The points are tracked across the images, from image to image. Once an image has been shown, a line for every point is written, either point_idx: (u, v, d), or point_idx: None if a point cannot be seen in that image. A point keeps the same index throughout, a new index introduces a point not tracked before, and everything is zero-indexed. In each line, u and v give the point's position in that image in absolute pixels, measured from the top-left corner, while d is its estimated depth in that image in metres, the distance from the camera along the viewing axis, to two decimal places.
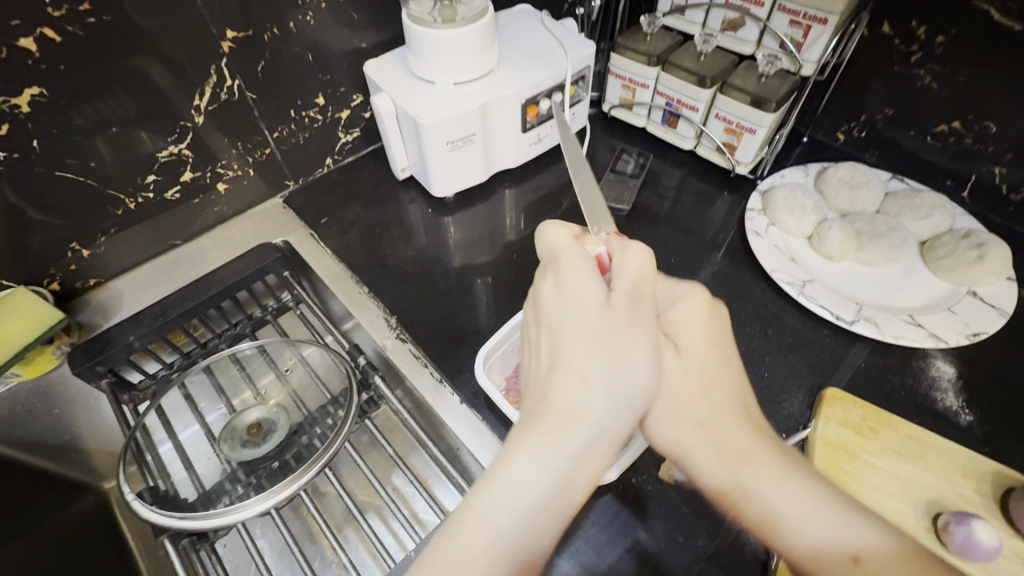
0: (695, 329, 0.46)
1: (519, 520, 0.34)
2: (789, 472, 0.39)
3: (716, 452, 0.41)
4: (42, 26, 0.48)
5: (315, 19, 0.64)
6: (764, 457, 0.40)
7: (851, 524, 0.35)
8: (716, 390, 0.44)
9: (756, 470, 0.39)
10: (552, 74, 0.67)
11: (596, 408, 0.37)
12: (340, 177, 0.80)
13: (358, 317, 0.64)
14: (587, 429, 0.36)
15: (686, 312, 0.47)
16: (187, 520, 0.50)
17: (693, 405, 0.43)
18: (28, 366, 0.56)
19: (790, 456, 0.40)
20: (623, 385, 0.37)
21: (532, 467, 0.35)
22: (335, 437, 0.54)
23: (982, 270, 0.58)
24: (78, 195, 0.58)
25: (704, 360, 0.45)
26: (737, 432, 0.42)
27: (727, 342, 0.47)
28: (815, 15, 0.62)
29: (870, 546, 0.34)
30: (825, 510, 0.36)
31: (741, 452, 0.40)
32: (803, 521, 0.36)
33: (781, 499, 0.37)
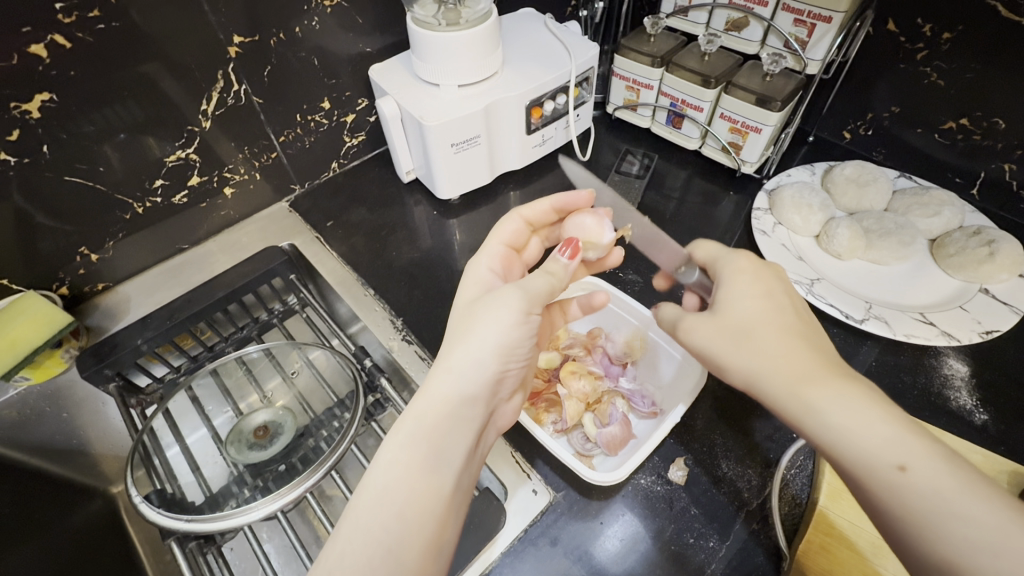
0: (745, 277, 0.42)
1: (397, 502, 0.35)
2: (846, 386, 0.35)
3: (775, 376, 0.37)
4: (52, 32, 0.48)
5: (321, 24, 0.65)
6: (818, 372, 0.36)
7: (902, 436, 0.33)
8: (774, 322, 0.39)
9: (812, 387, 0.36)
10: (556, 76, 0.67)
11: (448, 384, 0.40)
12: (345, 181, 0.80)
13: (364, 319, 0.64)
14: (438, 405, 0.39)
15: (735, 267, 0.44)
16: (195, 523, 0.50)
17: (751, 337, 0.39)
18: (36, 369, 0.57)
19: (851, 375, 0.36)
20: (472, 353, 0.41)
21: (395, 453, 0.37)
22: (341, 440, 0.53)
23: (994, 267, 0.58)
24: (88, 200, 0.58)
25: (765, 301, 0.41)
26: (798, 355, 0.38)
27: (782, 287, 0.42)
28: (820, 14, 0.62)
29: (921, 461, 0.32)
30: (881, 427, 0.33)
31: (800, 374, 0.37)
32: (856, 434, 0.33)
33: (840, 417, 0.34)
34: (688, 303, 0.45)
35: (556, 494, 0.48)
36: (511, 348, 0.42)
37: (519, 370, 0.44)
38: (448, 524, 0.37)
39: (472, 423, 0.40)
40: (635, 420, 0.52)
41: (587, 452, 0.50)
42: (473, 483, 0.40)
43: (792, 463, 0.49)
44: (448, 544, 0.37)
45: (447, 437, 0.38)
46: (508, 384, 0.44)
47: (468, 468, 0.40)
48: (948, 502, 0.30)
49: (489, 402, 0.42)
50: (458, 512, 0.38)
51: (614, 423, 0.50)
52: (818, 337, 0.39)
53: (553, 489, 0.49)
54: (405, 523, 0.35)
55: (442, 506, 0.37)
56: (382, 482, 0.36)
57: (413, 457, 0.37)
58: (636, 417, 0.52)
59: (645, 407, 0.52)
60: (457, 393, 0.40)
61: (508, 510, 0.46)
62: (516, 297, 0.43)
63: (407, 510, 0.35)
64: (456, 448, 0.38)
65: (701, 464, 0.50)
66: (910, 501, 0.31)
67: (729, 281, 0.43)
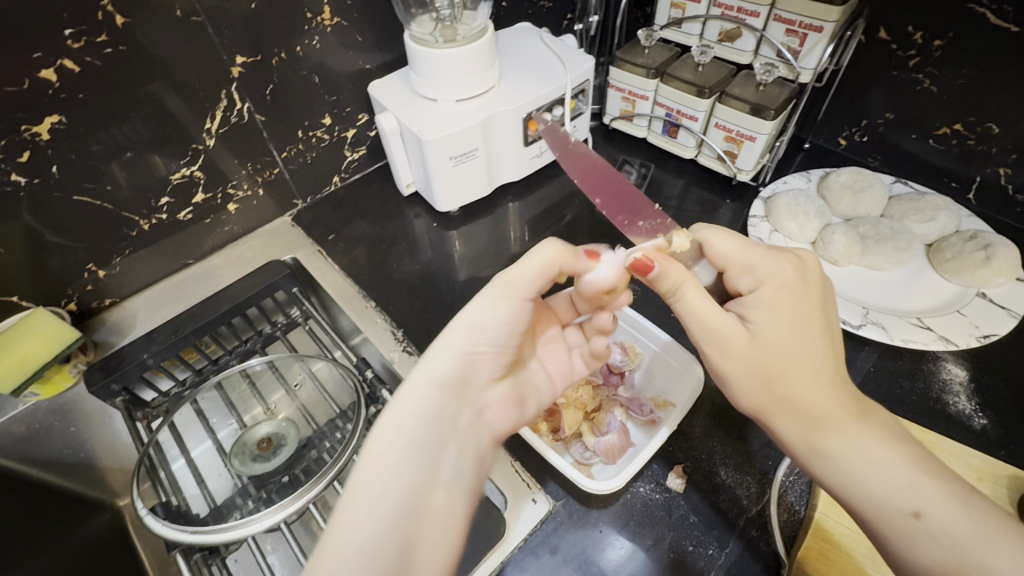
0: (781, 308, 0.40)
1: (377, 499, 0.34)
2: (863, 435, 0.38)
3: (794, 421, 0.39)
4: (62, 57, 0.50)
5: (321, 43, 0.66)
6: (840, 421, 0.39)
7: (914, 486, 0.36)
8: (799, 367, 0.39)
9: (834, 438, 0.38)
10: (552, 89, 0.68)
11: (420, 373, 0.41)
12: (346, 195, 0.82)
13: (365, 331, 0.65)
14: (411, 394, 0.40)
15: (776, 293, 0.40)
16: (199, 534, 0.50)
17: (772, 384, 0.40)
18: (46, 384, 0.58)
19: (867, 418, 0.39)
20: (445, 343, 0.42)
21: (373, 452, 0.36)
22: (344, 450, 0.54)
23: (991, 271, 0.58)
24: (96, 218, 0.60)
25: (785, 339, 0.39)
26: (823, 400, 0.39)
27: (818, 313, 0.40)
28: (811, 24, 0.62)
29: (931, 505, 0.35)
30: (893, 471, 0.37)
31: (821, 418, 0.39)
32: (872, 483, 0.37)
33: (852, 463, 0.38)
34: (710, 330, 0.41)
35: (556, 503, 0.49)
36: (479, 329, 0.42)
37: (492, 355, 0.44)
38: (426, 523, 0.35)
39: (447, 409, 0.40)
40: (633, 428, 0.52)
41: (585, 461, 0.50)
42: (460, 479, 0.38)
43: (793, 469, 0.49)
44: (430, 545, 0.34)
45: (422, 432, 0.38)
46: (483, 368, 0.43)
47: (449, 463, 0.38)
48: (958, 546, 0.34)
49: (463, 388, 0.42)
50: (441, 509, 0.36)
51: (612, 431, 0.50)
52: (843, 379, 0.40)
53: (553, 498, 0.49)
54: (379, 524, 0.34)
55: (420, 503, 0.35)
56: (358, 481, 0.35)
57: (388, 450, 0.37)
58: (634, 426, 0.52)
59: (643, 414, 0.52)
60: (428, 381, 0.40)
61: (508, 520, 0.47)
62: (495, 280, 0.44)
63: (382, 509, 0.34)
64: (432, 444, 0.38)
65: (701, 471, 0.50)
66: (923, 545, 0.35)
67: (752, 306, 0.41)
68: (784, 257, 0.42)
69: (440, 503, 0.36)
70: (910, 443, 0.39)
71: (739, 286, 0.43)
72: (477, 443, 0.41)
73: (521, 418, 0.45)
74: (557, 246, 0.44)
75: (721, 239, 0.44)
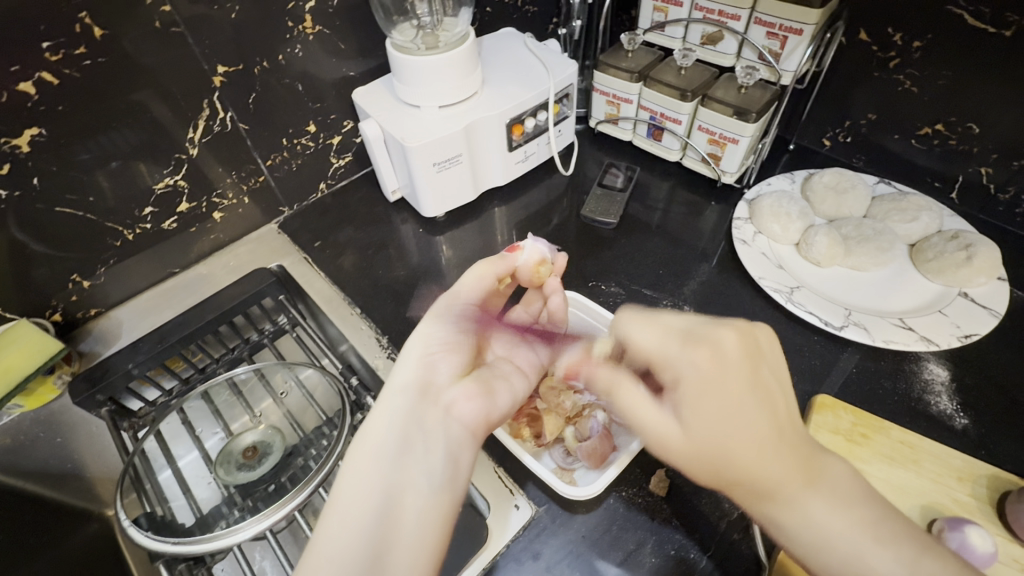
0: (710, 404, 0.36)
1: (352, 508, 0.38)
2: (818, 504, 0.35)
3: (748, 505, 0.36)
4: (41, 69, 0.50)
5: (304, 51, 0.66)
6: (794, 494, 0.35)
7: (865, 551, 0.34)
8: (744, 454, 0.35)
9: (786, 511, 0.35)
10: (535, 94, 0.69)
11: (387, 389, 0.45)
12: (333, 202, 0.82)
13: (351, 338, 0.65)
14: (379, 408, 0.44)
15: (699, 388, 0.36)
16: (181, 545, 0.50)
17: (716, 472, 0.35)
18: (30, 396, 0.58)
19: (818, 482, 0.36)
20: (404, 358, 0.47)
21: (348, 465, 0.40)
22: (328, 458, 0.54)
23: (972, 271, 0.58)
24: (80, 228, 0.60)
25: (722, 434, 0.35)
26: (776, 480, 0.35)
27: (749, 396, 0.36)
28: (790, 27, 0.63)
29: (882, 568, 0.34)
30: (846, 537, 0.35)
31: (770, 492, 0.35)
32: (826, 550, 0.35)
33: (809, 533, 0.35)
34: (647, 428, 0.38)
35: (538, 508, 0.49)
36: (430, 335, 0.47)
37: (447, 354, 0.47)
38: (397, 522, 0.37)
39: (409, 412, 0.43)
40: (616, 430, 0.52)
41: (568, 467, 0.50)
42: (433, 478, 0.40)
43: None
44: (404, 541, 0.37)
45: (388, 437, 0.41)
46: (443, 367, 0.46)
47: (418, 463, 0.40)
48: None
49: (426, 392, 0.44)
50: (413, 508, 0.38)
51: (594, 435, 0.50)
52: (795, 450, 0.36)
53: (535, 503, 0.49)
54: (350, 531, 0.37)
55: (389, 503, 0.38)
56: (336, 493, 0.39)
57: (358, 460, 0.40)
58: (618, 428, 0.51)
59: None
60: (393, 392, 0.44)
61: (490, 525, 0.47)
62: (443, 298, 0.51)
63: (353, 518, 0.37)
64: (401, 446, 0.41)
65: (683, 475, 0.50)
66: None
67: (681, 405, 0.37)
68: (700, 347, 0.37)
69: (413, 502, 0.38)
70: (863, 502, 0.36)
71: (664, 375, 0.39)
72: (447, 440, 0.42)
73: (492, 407, 0.45)
74: (484, 262, 0.53)
75: (642, 328, 0.41)
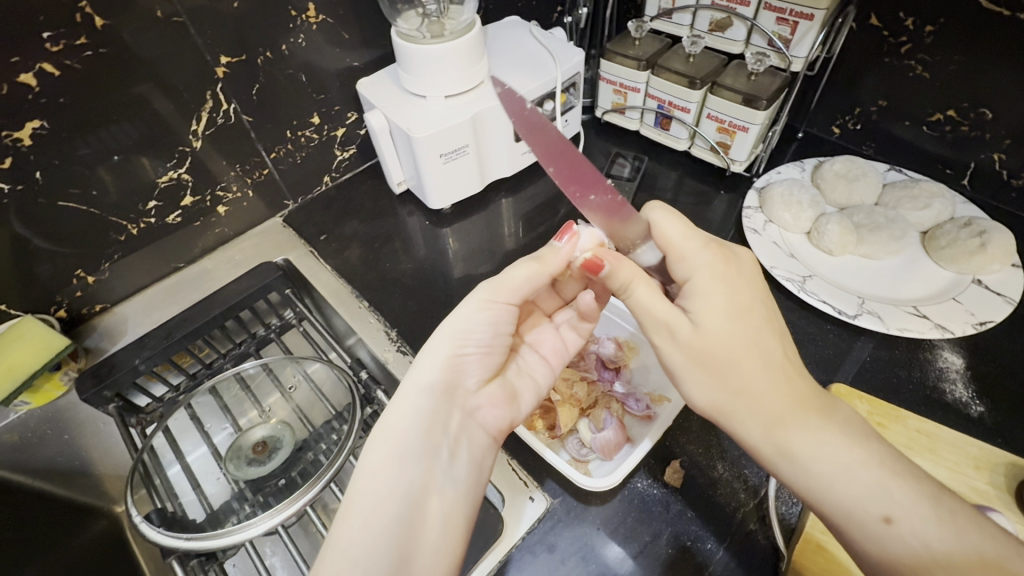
0: (717, 296, 0.40)
1: (375, 510, 0.37)
2: (824, 430, 0.38)
3: (754, 419, 0.39)
4: (41, 61, 0.49)
5: (307, 41, 0.65)
6: (798, 415, 0.38)
7: (883, 488, 0.35)
8: (745, 355, 0.39)
9: (792, 433, 0.38)
10: (542, 82, 0.68)
11: (409, 384, 0.43)
12: (338, 194, 0.81)
13: (359, 332, 0.65)
14: (400, 406, 0.42)
15: (708, 280, 0.41)
16: (194, 541, 0.50)
17: (720, 371, 0.40)
18: (37, 393, 0.57)
19: (830, 414, 0.39)
20: (430, 353, 0.44)
21: (370, 464, 0.39)
22: (339, 452, 0.54)
23: (986, 258, 0.58)
24: (83, 223, 0.59)
25: (725, 329, 0.40)
26: (777, 396, 0.39)
27: (756, 305, 0.41)
28: (801, 12, 0.62)
29: (901, 507, 0.34)
30: (859, 471, 0.36)
31: (776, 412, 0.39)
32: (837, 480, 0.36)
33: (818, 460, 0.37)
34: (658, 321, 0.42)
35: (553, 500, 0.48)
36: (464, 329, 0.45)
37: (477, 356, 0.45)
38: (421, 527, 0.37)
39: (434, 415, 0.42)
40: (630, 422, 0.52)
41: (582, 457, 0.50)
42: (457, 483, 0.40)
43: None
44: (430, 547, 0.37)
45: (413, 439, 0.40)
46: (471, 371, 0.45)
47: (441, 467, 0.40)
48: (932, 553, 0.33)
49: (453, 394, 0.43)
50: (437, 512, 0.38)
51: (609, 427, 0.50)
52: (799, 372, 0.40)
53: (550, 495, 0.49)
54: (374, 533, 0.36)
55: (412, 507, 0.38)
56: (356, 493, 0.38)
57: (381, 460, 0.39)
58: (631, 420, 0.52)
59: (639, 410, 0.52)
60: (416, 391, 0.42)
61: (505, 518, 0.47)
62: (483, 284, 0.46)
63: (375, 519, 0.37)
64: (425, 450, 0.40)
65: (697, 466, 0.50)
66: (892, 550, 0.34)
67: (689, 296, 0.41)
68: (719, 249, 0.43)
69: (438, 505, 0.39)
70: (878, 440, 0.38)
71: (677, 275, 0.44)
72: (471, 444, 0.43)
73: (515, 415, 0.46)
74: (533, 260, 0.46)
75: (667, 220, 0.44)
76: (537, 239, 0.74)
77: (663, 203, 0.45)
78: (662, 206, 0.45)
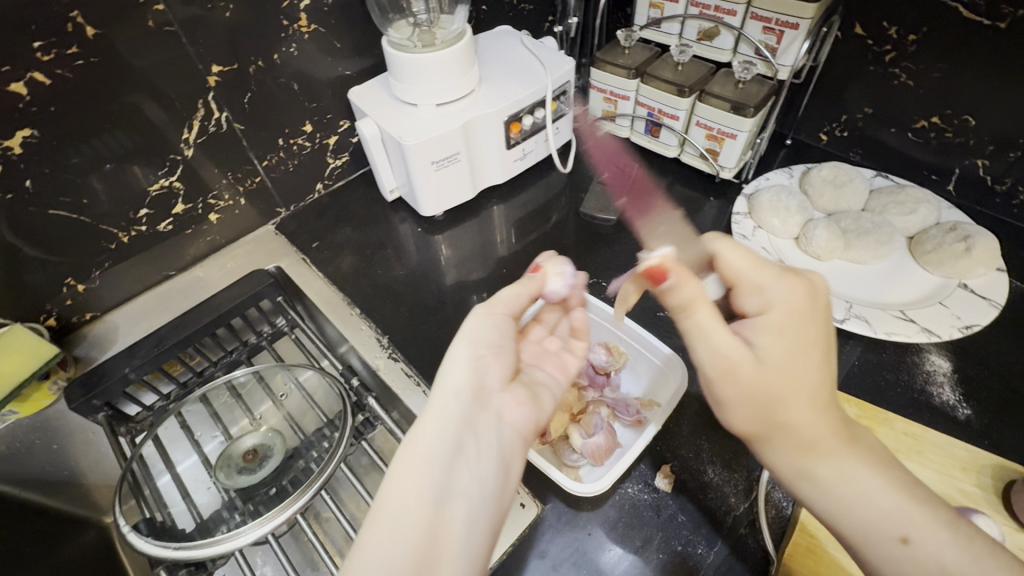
0: (784, 331, 0.38)
1: (402, 514, 0.36)
2: (852, 460, 0.37)
3: (787, 450, 0.38)
4: (33, 70, 0.49)
5: (299, 50, 0.66)
6: (830, 446, 0.38)
7: (900, 510, 0.35)
8: (795, 390, 0.37)
9: (820, 461, 0.37)
10: (532, 91, 0.68)
11: (436, 391, 0.42)
12: (330, 202, 0.81)
13: (351, 339, 0.65)
14: (430, 409, 0.41)
15: (782, 318, 0.38)
16: (183, 550, 0.49)
17: (770, 406, 0.38)
18: (25, 402, 0.57)
19: (856, 442, 0.38)
20: (453, 357, 0.44)
21: (396, 470, 0.38)
22: (330, 459, 0.53)
23: (971, 262, 0.58)
24: (73, 231, 0.59)
25: (785, 364, 0.38)
26: (815, 428, 0.38)
27: (819, 341, 0.38)
28: (787, 21, 0.63)
29: (920, 531, 0.35)
30: (881, 496, 0.36)
31: (809, 442, 0.38)
32: (855, 503, 0.36)
33: (841, 487, 0.37)
34: (715, 352, 0.38)
35: (544, 506, 0.48)
36: (479, 336, 0.45)
37: (496, 357, 0.44)
38: (447, 533, 0.36)
39: (463, 419, 0.41)
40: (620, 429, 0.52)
41: (573, 463, 0.49)
42: (483, 488, 0.39)
43: None
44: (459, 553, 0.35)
45: (440, 443, 0.39)
46: (493, 371, 0.44)
47: (470, 472, 0.39)
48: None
49: (480, 397, 0.42)
50: (461, 519, 0.37)
51: (599, 432, 0.50)
52: (835, 405, 0.39)
53: (541, 501, 0.49)
54: (400, 538, 0.35)
55: (440, 515, 0.36)
56: (382, 499, 0.37)
57: (407, 466, 0.38)
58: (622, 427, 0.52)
59: (630, 414, 0.52)
60: (444, 395, 0.42)
61: None
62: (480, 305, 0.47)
63: (402, 523, 0.35)
64: (455, 455, 0.39)
65: (687, 470, 0.50)
66: (909, 574, 0.34)
67: (758, 329, 0.39)
68: (796, 280, 0.39)
69: (463, 511, 0.37)
70: (896, 465, 0.38)
71: (747, 307, 0.40)
72: (501, 449, 0.41)
73: (540, 415, 0.44)
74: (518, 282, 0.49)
75: (738, 253, 0.40)
76: (529, 245, 0.75)
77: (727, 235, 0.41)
78: (726, 238, 0.41)
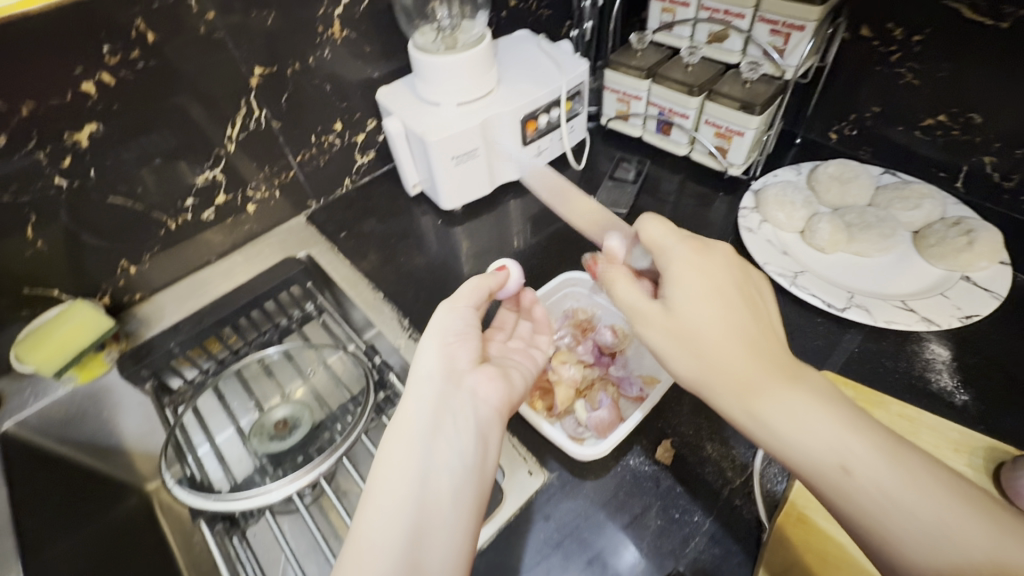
0: (690, 282, 0.44)
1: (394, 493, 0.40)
2: (793, 395, 0.39)
3: (724, 389, 0.41)
4: (101, 72, 0.55)
5: (332, 54, 0.71)
6: (768, 382, 0.40)
7: (842, 440, 0.37)
8: (715, 337, 0.42)
9: (762, 400, 0.40)
10: (548, 91, 0.72)
11: (415, 376, 0.48)
12: (357, 196, 0.86)
13: (376, 322, 0.69)
14: (412, 394, 0.47)
15: (682, 270, 0.45)
16: (221, 502, 0.54)
17: (698, 354, 0.43)
18: (82, 369, 0.63)
19: (797, 380, 0.40)
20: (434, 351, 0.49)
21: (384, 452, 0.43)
22: (352, 431, 0.58)
23: (973, 255, 0.60)
24: (128, 217, 0.65)
25: (700, 316, 0.43)
26: (744, 364, 0.41)
27: (727, 288, 0.44)
28: (793, 23, 0.66)
29: (857, 457, 0.36)
30: (823, 427, 0.38)
31: (746, 383, 0.41)
32: (801, 437, 0.38)
33: (782, 419, 0.39)
34: (637, 312, 0.47)
35: (549, 475, 0.52)
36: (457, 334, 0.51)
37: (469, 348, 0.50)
38: (434, 506, 0.40)
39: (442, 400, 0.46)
40: (624, 406, 0.55)
41: (578, 434, 0.53)
42: (462, 460, 0.43)
43: None
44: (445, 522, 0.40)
45: (420, 421, 0.44)
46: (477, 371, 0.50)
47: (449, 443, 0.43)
48: (889, 499, 0.34)
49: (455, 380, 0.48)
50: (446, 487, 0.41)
51: (604, 407, 0.54)
52: (767, 346, 0.42)
53: (546, 470, 0.52)
54: (392, 509, 0.39)
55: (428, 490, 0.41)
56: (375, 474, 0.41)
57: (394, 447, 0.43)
58: (625, 403, 0.56)
59: (633, 392, 0.55)
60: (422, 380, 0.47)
61: (505, 489, 0.50)
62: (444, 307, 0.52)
63: (393, 496, 0.40)
64: (433, 432, 0.44)
65: (687, 446, 0.53)
66: (855, 496, 0.35)
67: (669, 287, 0.45)
68: (694, 244, 0.47)
69: (446, 480, 0.41)
70: (840, 402, 0.39)
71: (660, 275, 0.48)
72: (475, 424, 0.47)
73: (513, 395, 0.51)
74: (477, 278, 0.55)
75: (652, 222, 0.49)
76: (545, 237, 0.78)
77: (654, 213, 0.49)
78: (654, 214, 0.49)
